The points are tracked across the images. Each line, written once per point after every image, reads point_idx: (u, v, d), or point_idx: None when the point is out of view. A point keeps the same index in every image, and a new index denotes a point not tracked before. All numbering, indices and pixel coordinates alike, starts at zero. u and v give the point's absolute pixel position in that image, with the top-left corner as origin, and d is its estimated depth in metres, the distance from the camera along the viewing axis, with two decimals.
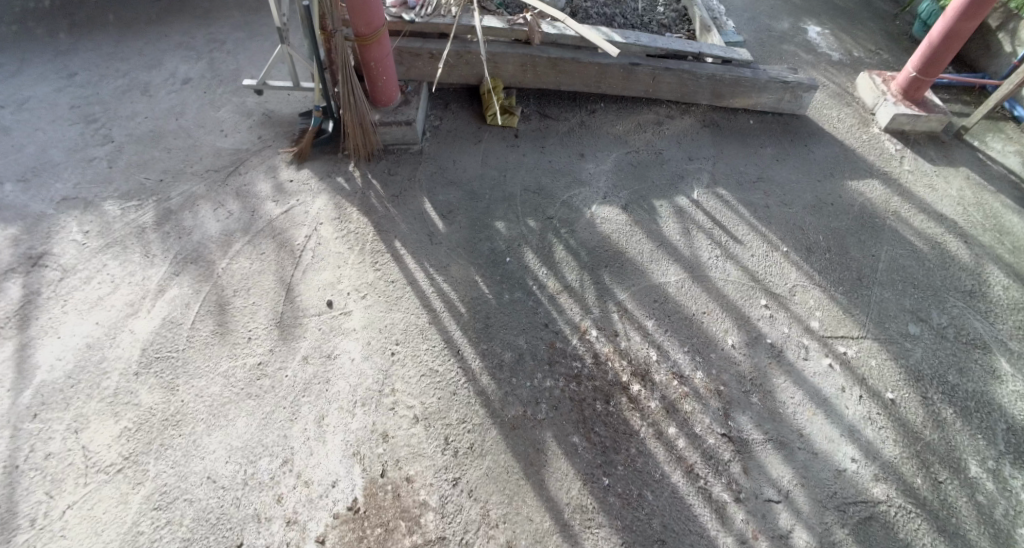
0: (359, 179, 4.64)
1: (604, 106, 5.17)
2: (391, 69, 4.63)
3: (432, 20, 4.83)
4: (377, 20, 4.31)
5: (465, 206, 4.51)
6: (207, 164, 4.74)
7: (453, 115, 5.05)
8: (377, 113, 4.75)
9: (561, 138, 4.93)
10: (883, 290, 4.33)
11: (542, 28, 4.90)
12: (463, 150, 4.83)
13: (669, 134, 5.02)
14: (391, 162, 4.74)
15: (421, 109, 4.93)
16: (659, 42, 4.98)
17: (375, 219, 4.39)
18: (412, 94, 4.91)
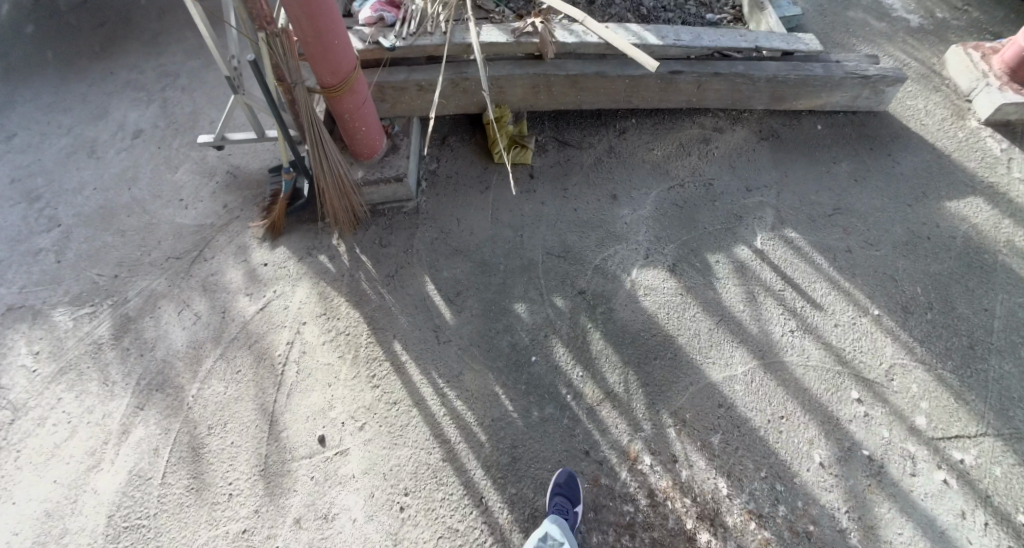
0: (345, 256, 3.77)
1: (636, 123, 4.08)
2: (371, 117, 3.70)
3: (417, 42, 3.84)
4: (347, 65, 3.37)
5: (473, 284, 3.55)
6: (167, 250, 3.96)
7: (454, 155, 4.08)
8: (360, 169, 3.83)
9: (584, 174, 3.90)
10: (1002, 362, 3.16)
11: (557, 34, 3.82)
12: (466, 204, 3.86)
13: (717, 159, 3.89)
14: (382, 228, 3.84)
15: (412, 154, 3.99)
16: (705, 38, 3.85)
17: (365, 313, 3.53)
18: (400, 136, 3.97)
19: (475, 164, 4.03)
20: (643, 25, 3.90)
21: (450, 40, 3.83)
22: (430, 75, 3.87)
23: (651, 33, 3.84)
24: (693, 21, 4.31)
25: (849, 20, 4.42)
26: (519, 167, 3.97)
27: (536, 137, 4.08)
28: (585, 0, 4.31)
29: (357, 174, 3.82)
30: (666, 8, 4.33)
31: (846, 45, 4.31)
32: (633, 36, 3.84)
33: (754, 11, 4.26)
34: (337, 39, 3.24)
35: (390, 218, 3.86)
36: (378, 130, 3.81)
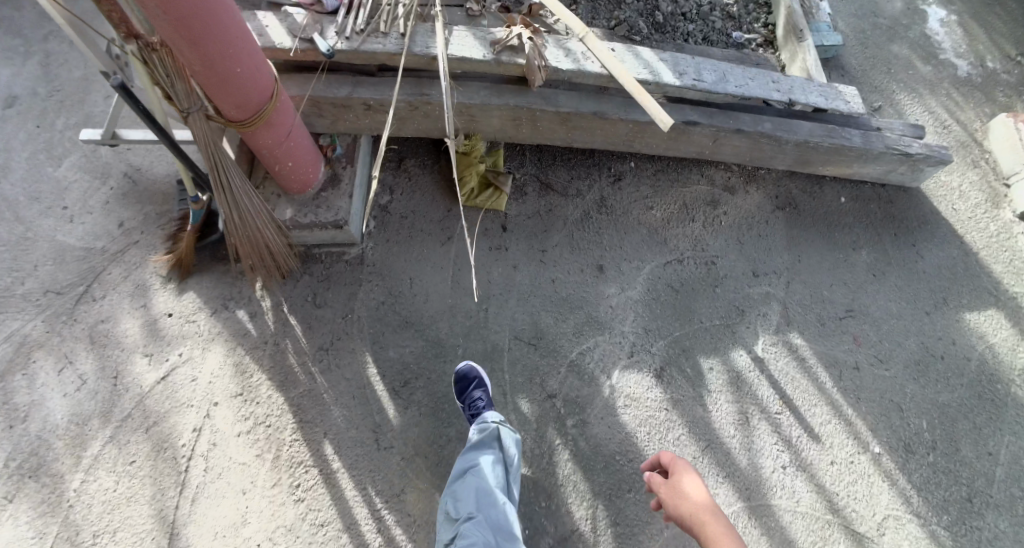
0: (269, 314, 3.10)
1: (635, 167, 3.45)
2: (302, 147, 2.88)
3: (366, 46, 2.92)
4: (260, 96, 2.50)
5: (426, 373, 2.99)
6: (44, 280, 3.18)
7: (411, 187, 3.36)
8: (288, 208, 3.07)
9: (568, 232, 3.28)
10: (999, 519, 2.86)
11: (546, 53, 3.00)
12: (423, 259, 3.20)
13: (725, 228, 3.35)
14: (315, 281, 3.16)
15: (357, 186, 3.22)
16: (730, 81, 3.12)
17: (291, 399, 2.94)
18: (343, 164, 3.18)
19: (436, 203, 3.33)
20: (659, 52, 3.09)
21: (409, 49, 2.93)
22: (381, 92, 3.00)
23: (667, 66, 3.07)
24: (715, 38, 3.62)
25: (893, 56, 3.91)
26: (490, 214, 3.30)
27: (518, 176, 3.39)
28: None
29: (285, 213, 3.06)
30: (686, 16, 3.61)
31: (885, 90, 3.79)
32: (645, 67, 3.06)
33: (789, 38, 3.59)
34: (241, 66, 2.35)
35: (324, 268, 3.17)
36: (314, 157, 3.01)
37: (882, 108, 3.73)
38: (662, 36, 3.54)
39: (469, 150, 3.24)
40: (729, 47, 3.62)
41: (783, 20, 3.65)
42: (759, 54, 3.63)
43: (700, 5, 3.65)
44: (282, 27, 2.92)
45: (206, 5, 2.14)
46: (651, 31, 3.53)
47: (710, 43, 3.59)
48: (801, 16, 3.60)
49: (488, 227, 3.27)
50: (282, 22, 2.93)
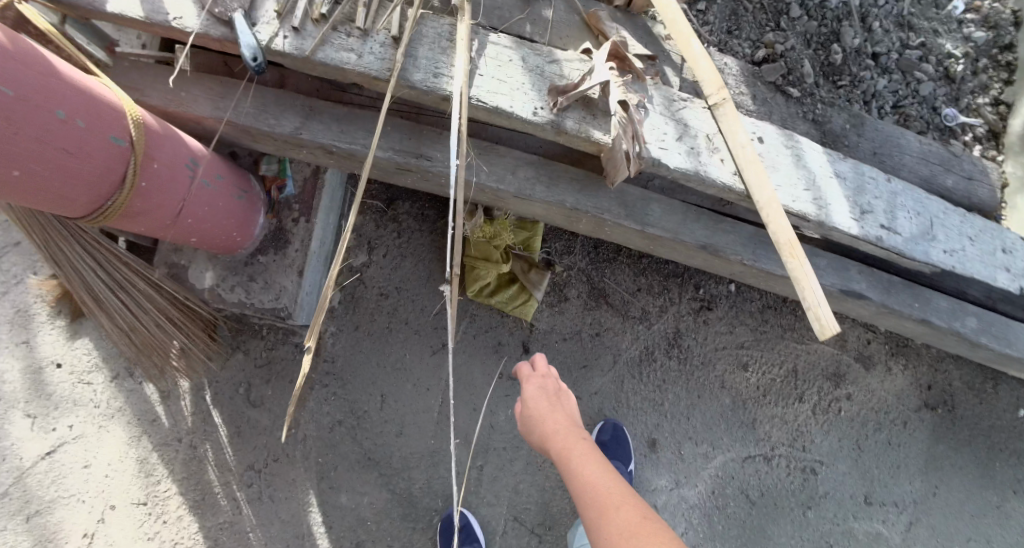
0: (188, 403, 2.18)
1: (733, 290, 2.30)
2: (223, 211, 1.62)
3: (330, 55, 1.46)
4: (96, 190, 1.31)
5: (387, 540, 2.22)
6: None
7: (397, 248, 2.30)
8: (207, 270, 1.81)
9: (617, 379, 2.26)
10: None
11: (643, 130, 1.51)
12: (405, 369, 2.27)
13: (842, 425, 2.34)
14: (251, 365, 2.21)
15: (319, 247, 1.92)
16: (937, 238, 1.77)
17: (208, 530, 2.15)
18: (296, 213, 1.84)
19: (437, 283, 2.30)
20: (832, 161, 1.70)
21: (404, 73, 1.48)
22: (354, 139, 1.61)
23: (844, 196, 1.68)
24: (914, 113, 2.12)
25: None
26: (510, 321, 2.28)
27: (562, 271, 2.29)
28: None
29: (202, 280, 1.81)
30: (878, 61, 2.12)
31: None
32: (806, 184, 1.66)
33: None
34: (26, 167, 1.17)
35: (265, 350, 2.21)
36: (255, 206, 1.74)
37: None
38: (832, 90, 2.07)
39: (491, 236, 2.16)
40: (930, 133, 2.13)
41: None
42: (975, 155, 2.09)
43: (904, 44, 2.15)
44: None
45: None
46: (818, 76, 2.06)
47: (903, 119, 2.12)
48: None
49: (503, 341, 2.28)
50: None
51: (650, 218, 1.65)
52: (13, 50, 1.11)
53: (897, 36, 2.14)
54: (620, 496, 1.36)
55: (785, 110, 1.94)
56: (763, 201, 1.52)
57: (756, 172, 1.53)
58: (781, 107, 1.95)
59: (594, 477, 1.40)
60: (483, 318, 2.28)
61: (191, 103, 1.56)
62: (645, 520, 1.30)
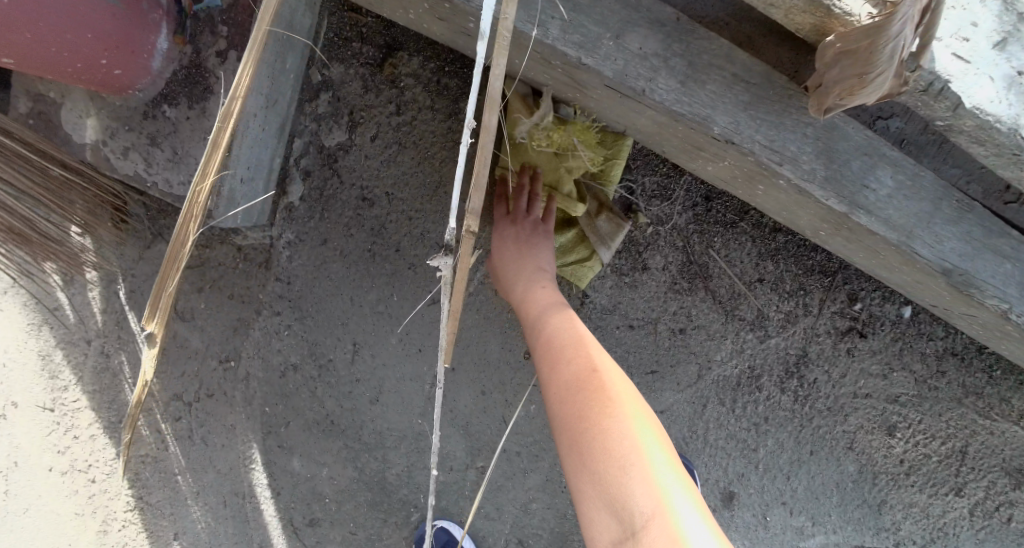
0: (98, 297, 1.62)
1: (906, 317, 1.51)
2: (51, 10, 0.91)
3: None
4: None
5: (349, 526, 1.69)
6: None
7: (394, 133, 1.54)
8: (86, 119, 1.23)
9: (697, 400, 1.57)
10: None
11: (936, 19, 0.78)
12: (390, 315, 1.61)
13: (1007, 539, 1.53)
14: (176, 263, 1.59)
15: (263, 107, 1.31)
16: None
17: (129, 460, 1.69)
18: (221, 41, 1.20)
19: (446, 198, 1.56)
20: None
21: None
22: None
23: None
24: None
25: None
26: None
27: (646, 226, 1.53)
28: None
29: (81, 133, 1.23)
30: None
31: None
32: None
33: None
34: None
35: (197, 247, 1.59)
36: (141, 14, 1.09)
37: None
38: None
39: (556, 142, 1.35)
40: None
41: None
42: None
43: None
44: None
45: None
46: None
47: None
48: None
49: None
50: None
51: (875, 196, 0.91)
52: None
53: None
54: (573, 358, 1.08)
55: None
56: None
57: None
58: None
59: (550, 337, 1.15)
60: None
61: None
62: (597, 390, 1.01)
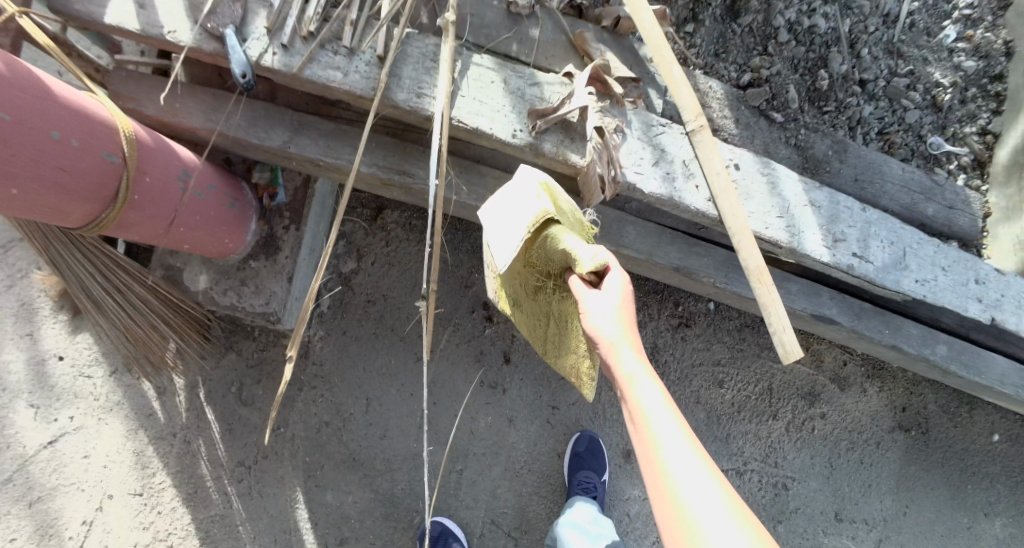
0: (181, 400, 2.22)
1: (712, 309, 2.41)
2: (212, 218, 1.80)
3: (333, 83, 1.73)
4: (91, 205, 1.46)
5: (370, 537, 2.28)
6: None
7: (385, 256, 2.37)
8: (200, 275, 2.03)
9: (594, 390, 2.43)
10: None
11: (621, 154, 1.89)
12: (390, 375, 2.34)
13: (815, 443, 2.39)
14: (243, 365, 2.26)
15: (308, 252, 2.16)
16: (910, 269, 2.00)
17: (200, 523, 2.21)
18: (286, 220, 2.06)
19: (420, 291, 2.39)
20: (810, 192, 1.98)
21: (387, 95, 1.78)
22: (340, 155, 1.90)
23: (818, 224, 1.97)
24: (895, 132, 2.33)
25: None
26: (487, 332, 2.41)
27: None
28: (727, 5, 2.32)
29: (196, 283, 2.03)
30: (865, 88, 2.33)
31: None
32: (780, 212, 1.97)
33: (1015, 172, 2.28)
34: (22, 186, 1.31)
35: (257, 351, 2.26)
36: (245, 212, 1.94)
37: None
38: (816, 114, 2.31)
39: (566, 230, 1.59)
40: (914, 160, 2.34)
41: (1018, 137, 2.29)
42: (958, 185, 2.31)
43: (892, 71, 2.35)
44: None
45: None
46: (802, 101, 2.30)
47: (888, 146, 2.33)
48: None
49: (484, 349, 2.40)
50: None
51: (624, 239, 1.99)
52: (13, 79, 1.25)
53: (885, 62, 2.34)
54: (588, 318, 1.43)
55: (768, 134, 2.20)
56: (735, 228, 1.89)
57: (729, 200, 1.89)
58: (765, 131, 2.21)
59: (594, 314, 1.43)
60: (462, 328, 2.40)
61: (187, 115, 1.82)
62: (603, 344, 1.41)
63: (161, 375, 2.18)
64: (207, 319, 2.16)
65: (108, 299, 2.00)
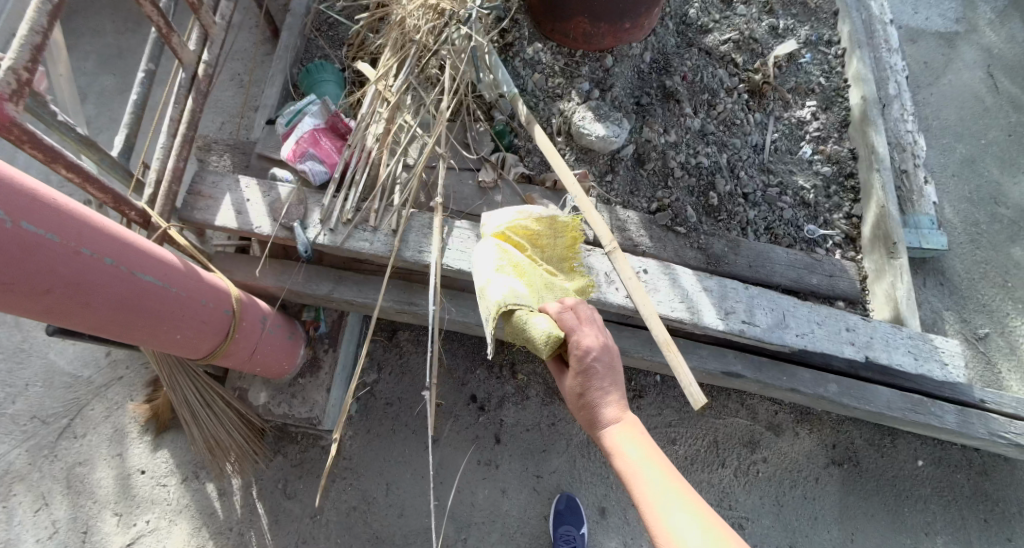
0: (238, 498, 2.75)
1: (659, 380, 2.90)
2: (278, 347, 2.53)
3: (360, 247, 2.63)
4: (213, 341, 2.26)
5: None
6: (29, 404, 2.82)
7: (399, 367, 2.97)
8: (261, 392, 2.68)
9: (570, 458, 2.90)
10: None
11: None
12: (404, 462, 2.85)
13: (762, 485, 2.80)
14: (288, 465, 2.81)
15: (343, 370, 2.83)
16: (790, 327, 2.57)
17: None
18: (327, 345, 2.76)
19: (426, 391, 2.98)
20: (703, 280, 2.57)
21: (398, 253, 2.63)
22: (369, 295, 2.70)
23: (711, 302, 2.55)
24: (783, 231, 3.09)
25: (1013, 262, 3.24)
26: (481, 421, 2.93)
27: (524, 380, 2.98)
28: (634, 156, 3.07)
29: (258, 397, 2.67)
30: (748, 199, 3.11)
31: (995, 312, 3.13)
32: (683, 298, 2.55)
33: (878, 244, 3.03)
34: (183, 332, 2.14)
35: (299, 452, 2.82)
36: (296, 343, 2.63)
37: (990, 336, 3.08)
38: (713, 224, 3.04)
39: (534, 235, 2.20)
40: (798, 245, 3.08)
41: (871, 217, 3.09)
42: (836, 259, 3.04)
43: (766, 186, 3.16)
44: (263, 205, 2.63)
45: (136, 297, 1.96)
46: (700, 216, 3.04)
47: (775, 238, 3.07)
48: (898, 222, 3.02)
49: (480, 434, 2.91)
50: (264, 195, 2.65)
51: None
52: (185, 269, 2.12)
53: (760, 178, 3.16)
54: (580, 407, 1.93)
55: (675, 243, 2.89)
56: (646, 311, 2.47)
57: (639, 293, 2.49)
58: (673, 241, 2.90)
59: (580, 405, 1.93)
60: (460, 418, 2.93)
61: (265, 279, 2.66)
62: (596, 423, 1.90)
63: (223, 477, 2.72)
64: (263, 426, 2.77)
65: (194, 408, 2.59)
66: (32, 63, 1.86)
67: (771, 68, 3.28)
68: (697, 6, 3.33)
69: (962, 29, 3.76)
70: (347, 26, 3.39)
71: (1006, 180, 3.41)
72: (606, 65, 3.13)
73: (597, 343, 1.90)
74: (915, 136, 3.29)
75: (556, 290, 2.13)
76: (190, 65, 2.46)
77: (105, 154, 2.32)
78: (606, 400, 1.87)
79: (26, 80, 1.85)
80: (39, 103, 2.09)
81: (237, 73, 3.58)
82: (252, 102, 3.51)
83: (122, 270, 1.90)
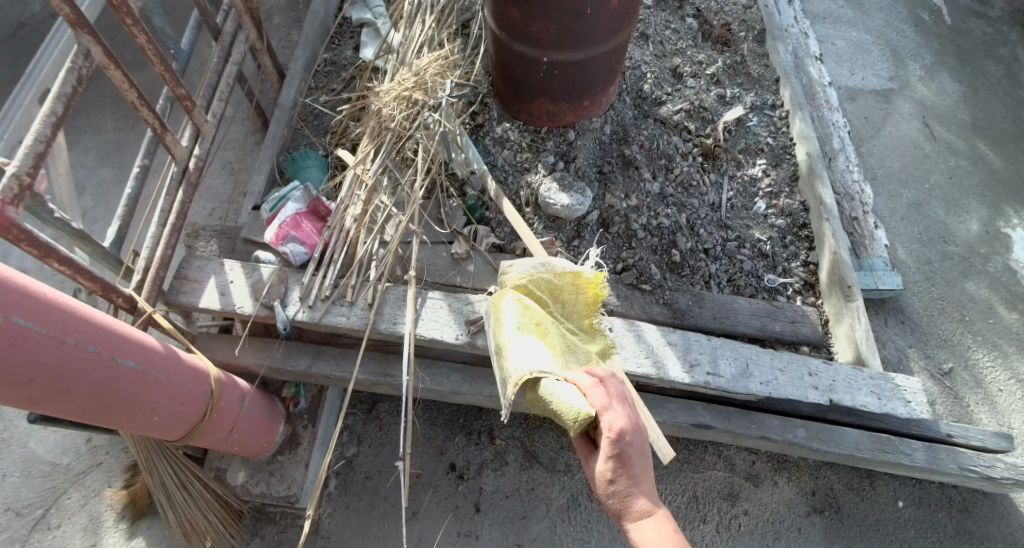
0: None
1: None
2: (256, 425, 2.55)
3: (336, 321, 2.69)
4: (189, 423, 2.30)
5: None
6: (6, 495, 2.82)
7: (379, 439, 2.98)
8: (239, 471, 2.69)
9: (551, 523, 2.87)
10: None
11: None
12: (382, 537, 2.81)
13: (744, 539, 2.76)
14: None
15: (322, 446, 2.84)
16: (754, 375, 2.61)
17: None
18: (306, 420, 2.78)
19: None
20: (666, 335, 2.62)
21: (374, 325, 2.70)
22: (346, 368, 2.75)
23: (675, 355, 2.59)
24: (745, 282, 3.18)
25: (968, 297, 3.33)
26: (461, 489, 2.91)
27: (502, 444, 2.99)
28: (599, 221, 3.19)
29: (236, 477, 2.68)
30: (709, 254, 3.21)
31: (956, 345, 3.19)
32: (647, 353, 2.60)
33: (834, 289, 3.11)
34: (160, 414, 2.18)
35: (277, 533, 2.78)
36: (275, 419, 2.65)
37: (954, 371, 3.13)
38: (677, 279, 3.13)
39: (554, 290, 2.37)
40: (760, 295, 3.16)
41: (827, 263, 3.19)
42: (797, 306, 3.12)
43: (726, 240, 3.26)
44: (245, 285, 2.72)
45: (116, 383, 2.01)
46: (665, 272, 3.13)
47: (737, 289, 3.16)
48: (849, 265, 3.12)
49: (460, 503, 2.89)
50: (247, 276, 2.74)
51: None
52: (165, 353, 2.18)
53: (718, 234, 3.26)
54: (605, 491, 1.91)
55: (642, 300, 2.97)
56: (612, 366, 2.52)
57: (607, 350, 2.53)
58: (640, 298, 2.97)
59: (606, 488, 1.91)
60: (439, 488, 2.91)
61: (245, 358, 2.72)
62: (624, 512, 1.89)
63: None
64: (240, 507, 2.74)
65: (170, 491, 2.60)
66: (34, 168, 2.00)
67: (721, 132, 3.48)
68: (650, 81, 3.53)
69: (896, 86, 3.99)
70: (331, 116, 3.59)
71: (953, 220, 3.55)
72: (570, 139, 3.31)
73: (629, 425, 1.89)
74: (862, 186, 3.45)
75: (578, 351, 2.27)
76: (182, 159, 2.60)
77: (97, 246, 2.41)
78: (636, 489, 1.86)
79: (27, 184, 1.97)
80: (38, 203, 2.16)
81: (228, 162, 3.77)
82: (241, 187, 3.67)
83: (103, 356, 1.96)
